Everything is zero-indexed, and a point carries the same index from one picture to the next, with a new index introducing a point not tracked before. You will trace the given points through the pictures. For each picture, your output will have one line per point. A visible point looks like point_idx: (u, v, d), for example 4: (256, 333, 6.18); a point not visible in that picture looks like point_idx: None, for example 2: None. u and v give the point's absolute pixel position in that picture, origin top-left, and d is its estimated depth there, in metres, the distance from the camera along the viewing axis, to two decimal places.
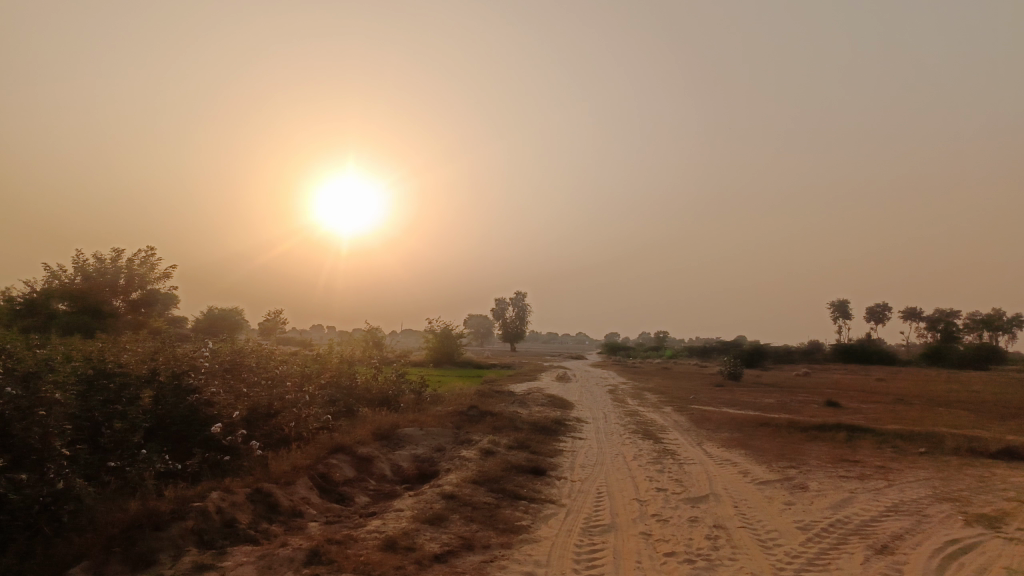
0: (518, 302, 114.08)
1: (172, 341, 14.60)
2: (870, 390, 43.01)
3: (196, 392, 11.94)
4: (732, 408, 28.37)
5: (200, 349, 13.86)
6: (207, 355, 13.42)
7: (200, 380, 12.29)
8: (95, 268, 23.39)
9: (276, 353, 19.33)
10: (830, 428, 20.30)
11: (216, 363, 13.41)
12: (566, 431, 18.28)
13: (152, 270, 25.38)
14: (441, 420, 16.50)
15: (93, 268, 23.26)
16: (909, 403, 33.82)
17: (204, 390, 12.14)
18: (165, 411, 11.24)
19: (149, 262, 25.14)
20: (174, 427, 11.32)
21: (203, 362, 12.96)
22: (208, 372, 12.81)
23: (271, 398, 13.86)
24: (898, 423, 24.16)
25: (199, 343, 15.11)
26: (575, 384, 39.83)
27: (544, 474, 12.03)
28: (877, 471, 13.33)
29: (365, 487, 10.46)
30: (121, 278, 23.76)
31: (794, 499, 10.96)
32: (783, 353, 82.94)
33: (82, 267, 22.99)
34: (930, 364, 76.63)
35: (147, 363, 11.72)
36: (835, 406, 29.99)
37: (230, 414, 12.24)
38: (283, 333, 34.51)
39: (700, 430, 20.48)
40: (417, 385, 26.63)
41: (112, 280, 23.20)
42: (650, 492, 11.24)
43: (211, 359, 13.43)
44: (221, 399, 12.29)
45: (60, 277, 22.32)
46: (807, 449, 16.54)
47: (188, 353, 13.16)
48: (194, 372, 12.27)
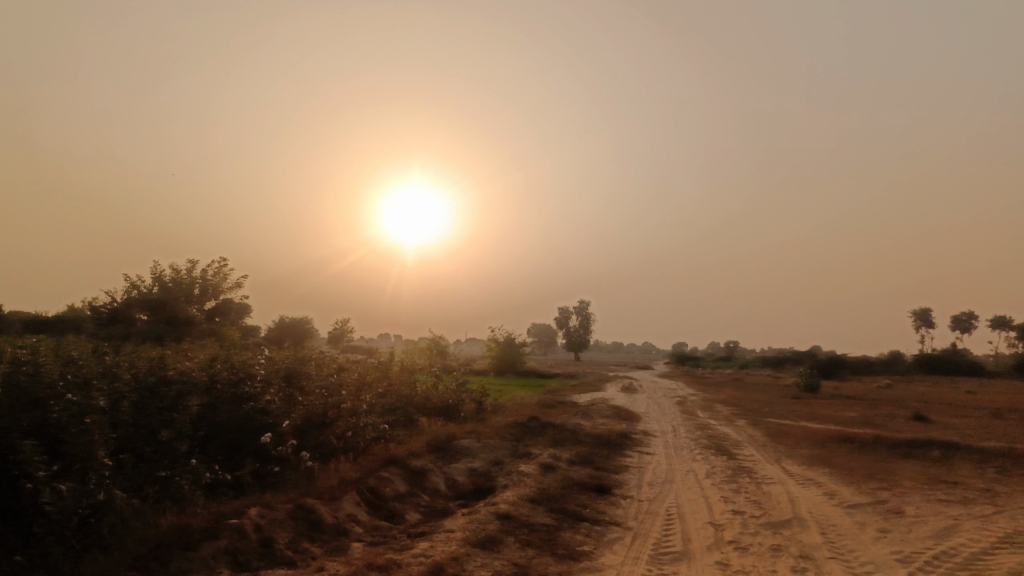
0: (582, 311, 112.84)
1: (232, 349, 14.40)
2: (958, 403, 40.29)
3: (252, 401, 11.62)
4: (809, 422, 26.82)
5: (258, 357, 13.60)
6: (264, 363, 13.13)
7: (257, 389, 12.01)
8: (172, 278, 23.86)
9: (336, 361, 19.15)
10: (920, 445, 18.73)
11: (272, 371, 13.11)
12: (632, 445, 17.37)
13: (224, 280, 25.75)
14: (500, 432, 15.85)
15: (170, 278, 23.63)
16: (1005, 418, 31.33)
17: (259, 399, 11.86)
18: (219, 420, 10.97)
19: (223, 272, 25.50)
20: (228, 436, 11.02)
21: (262, 369, 12.71)
22: (266, 380, 12.55)
23: (329, 406, 13.50)
24: (996, 440, 22.20)
25: (259, 350, 14.94)
26: (641, 396, 38.65)
27: (609, 492, 11.19)
28: (982, 495, 11.96)
29: (417, 503, 9.86)
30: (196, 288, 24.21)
31: (889, 526, 9.81)
32: (861, 363, 79.23)
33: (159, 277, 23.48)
34: (1023, 376, 71.83)
35: (205, 370, 11.50)
36: (923, 421, 27.94)
37: (285, 424, 11.90)
38: (349, 341, 34.71)
39: (776, 445, 19.23)
40: (480, 394, 26.10)
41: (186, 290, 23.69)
42: (725, 515, 10.29)
43: (268, 367, 13.17)
44: (277, 408, 11.96)
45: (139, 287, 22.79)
46: (897, 467, 15.16)
47: (246, 360, 12.90)
48: (251, 380, 11.97)
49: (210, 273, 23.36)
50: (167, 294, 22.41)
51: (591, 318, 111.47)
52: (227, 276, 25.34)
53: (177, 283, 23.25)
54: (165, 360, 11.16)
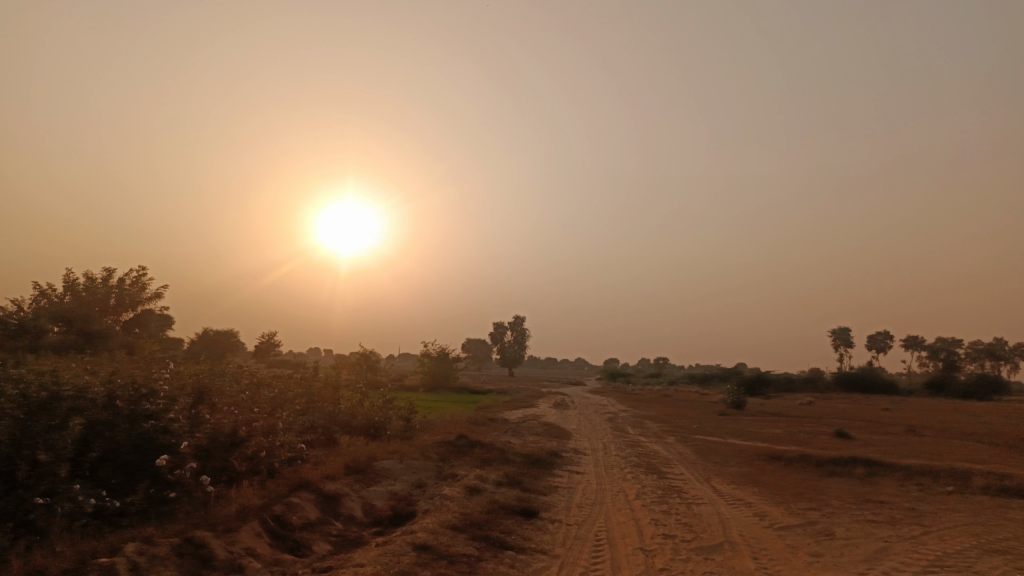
0: (516, 327, 112.68)
1: (136, 362, 13.25)
2: (877, 420, 41.54)
3: (151, 420, 10.59)
4: (737, 439, 26.98)
5: (163, 371, 12.52)
6: (169, 377, 12.08)
7: (161, 407, 10.96)
8: (85, 287, 22.33)
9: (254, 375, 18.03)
10: (845, 464, 18.88)
11: (178, 386, 12.08)
12: (563, 464, 16.88)
13: (142, 290, 24.26)
14: (424, 451, 15.12)
15: (84, 287, 22.10)
16: (921, 436, 32.34)
17: (161, 416, 10.85)
18: (112, 442, 9.89)
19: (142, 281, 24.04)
20: (124, 459, 9.94)
21: (167, 385, 11.65)
22: (171, 396, 11.50)
23: (242, 424, 12.53)
24: (914, 457, 22.69)
25: (165, 364, 13.81)
26: (572, 412, 38.38)
27: (536, 516, 10.62)
28: (909, 515, 11.92)
29: (328, 532, 9.06)
30: (112, 298, 22.76)
31: (821, 549, 9.55)
32: (785, 381, 81.45)
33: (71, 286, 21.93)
34: (933, 394, 75.18)
35: (103, 386, 10.45)
36: (845, 438, 28.51)
37: (188, 444, 10.91)
38: (274, 355, 33.29)
39: (706, 463, 19.08)
40: (408, 411, 25.26)
41: (101, 300, 22.20)
42: (656, 540, 9.86)
43: (173, 382, 12.12)
44: (182, 428, 10.94)
45: (49, 296, 21.20)
46: (824, 486, 15.11)
47: (148, 374, 11.84)
48: (151, 397, 10.94)
49: (127, 282, 21.94)
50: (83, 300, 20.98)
51: (525, 334, 111.40)
52: (147, 286, 23.92)
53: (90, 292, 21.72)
54: (54, 374, 10.03)
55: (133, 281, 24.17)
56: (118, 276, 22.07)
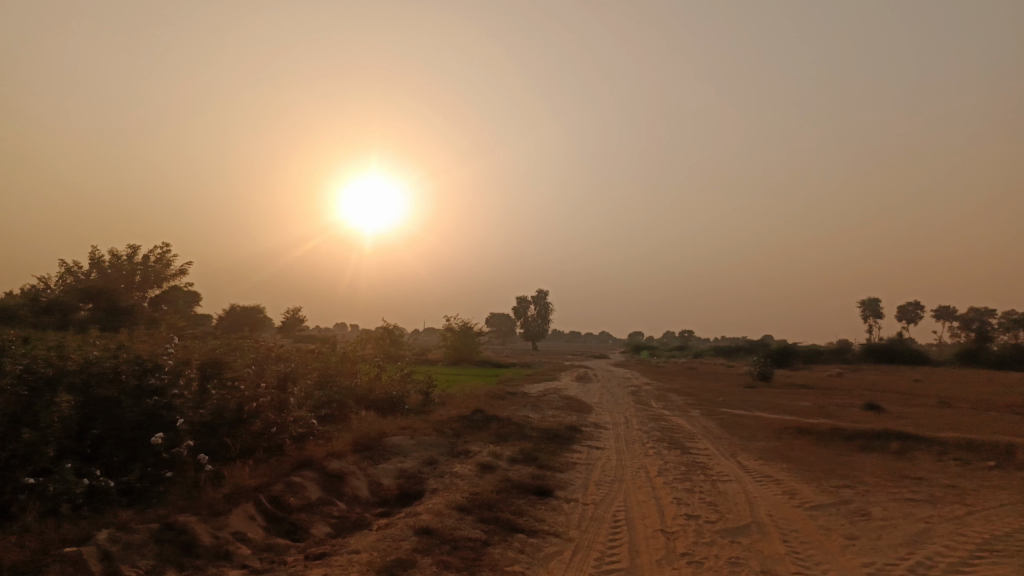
0: (540, 300, 112.14)
1: (145, 337, 12.87)
2: (908, 391, 40.47)
3: (156, 395, 10.18)
4: (764, 411, 26.25)
5: (170, 345, 12.13)
6: (176, 352, 11.67)
7: (165, 381, 10.53)
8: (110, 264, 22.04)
9: (271, 348, 17.67)
10: (877, 437, 18.10)
11: (186, 361, 11.67)
12: (582, 439, 16.33)
13: (167, 266, 23.93)
14: (438, 426, 14.62)
15: (109, 263, 21.84)
16: (955, 407, 31.31)
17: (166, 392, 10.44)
18: (110, 418, 9.47)
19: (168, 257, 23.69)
20: (124, 435, 9.52)
21: (172, 359, 11.22)
22: (176, 372, 11.08)
23: (251, 399, 12.10)
24: (950, 429, 21.78)
25: (174, 338, 13.43)
26: (595, 385, 37.87)
27: (551, 496, 10.05)
28: (950, 494, 11.15)
29: (328, 513, 8.56)
30: (137, 275, 22.44)
31: (857, 532, 8.85)
32: (813, 352, 80.16)
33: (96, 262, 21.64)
34: (965, 364, 73.53)
35: (108, 361, 10.05)
36: (876, 410, 27.59)
37: (193, 420, 10.48)
38: (299, 329, 33.08)
39: (732, 437, 18.43)
40: (427, 384, 24.87)
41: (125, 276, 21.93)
42: (679, 521, 9.24)
43: (180, 356, 11.72)
44: (186, 402, 10.51)
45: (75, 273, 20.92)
46: (857, 462, 14.37)
47: (154, 348, 11.43)
48: (156, 372, 10.52)
49: (151, 258, 21.71)
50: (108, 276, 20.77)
51: (549, 307, 110.87)
52: (171, 262, 23.67)
53: (116, 269, 21.51)
54: (58, 348, 9.64)
55: (158, 257, 23.93)
56: (142, 251, 21.72)
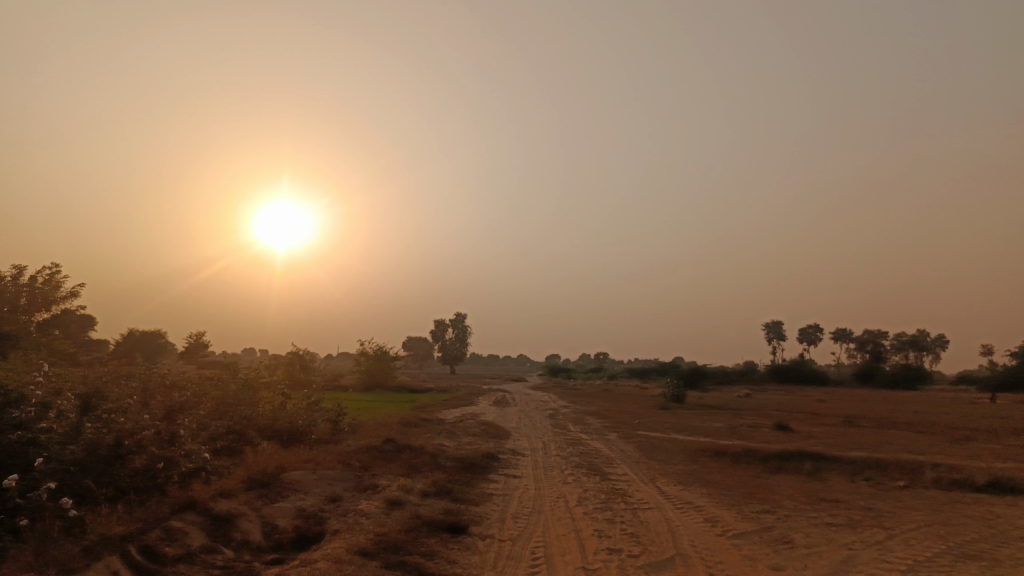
0: (457, 324, 111.13)
1: (12, 366, 11.51)
2: (812, 411, 41.88)
3: (16, 432, 8.94)
4: (680, 434, 26.33)
5: (39, 375, 10.84)
6: (45, 382, 10.41)
7: (30, 416, 9.30)
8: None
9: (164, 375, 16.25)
10: (791, 458, 18.24)
11: (58, 392, 10.41)
12: (499, 468, 15.66)
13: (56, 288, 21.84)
14: (343, 459, 13.64)
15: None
16: (857, 426, 32.47)
17: (30, 428, 9.21)
18: None
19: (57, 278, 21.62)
20: None
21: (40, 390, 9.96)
22: (44, 405, 9.85)
23: (134, 433, 10.87)
24: (856, 448, 22.31)
25: (47, 366, 12.06)
26: (512, 409, 37.31)
27: (465, 533, 9.32)
28: (867, 516, 11.08)
29: (210, 563, 7.55)
30: (23, 297, 20.33)
31: (783, 561, 8.54)
32: (722, 374, 82.43)
33: None
34: (862, 383, 77.22)
35: None
36: (785, 430, 28.15)
37: (61, 459, 9.26)
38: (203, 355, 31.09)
39: (650, 462, 18.19)
40: (337, 412, 23.66)
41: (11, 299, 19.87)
42: (600, 556, 8.69)
43: (50, 386, 10.45)
44: (53, 439, 9.29)
45: None
46: (774, 485, 14.29)
47: (19, 378, 10.15)
48: (18, 406, 9.29)
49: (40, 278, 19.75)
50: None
51: (466, 331, 110.01)
52: (61, 282, 21.82)
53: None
54: None
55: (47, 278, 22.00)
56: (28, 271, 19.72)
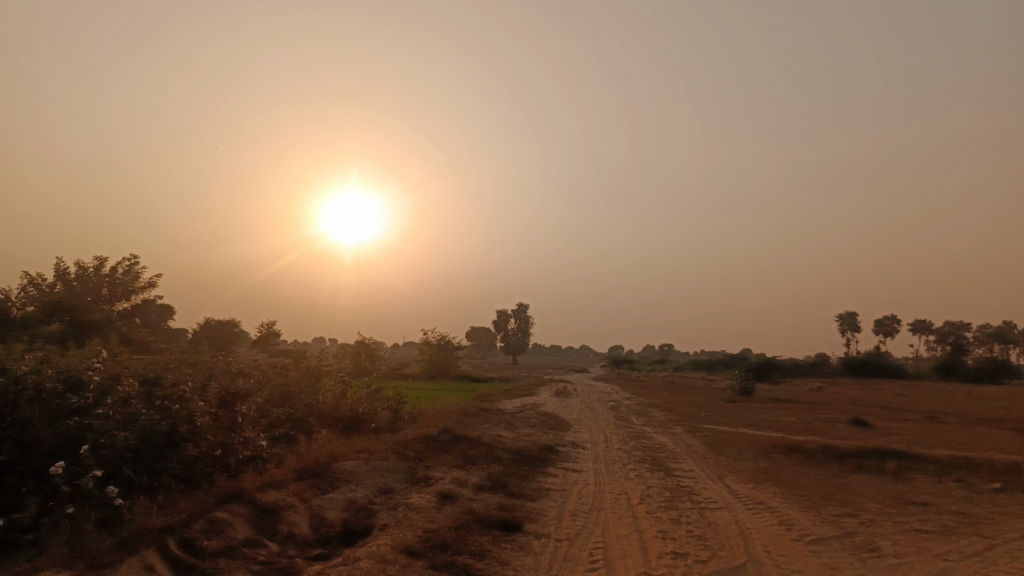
0: (520, 314, 110.86)
1: (76, 350, 11.62)
2: (891, 406, 39.77)
3: (73, 418, 8.90)
4: (748, 428, 25.24)
5: (102, 359, 10.88)
6: (105, 367, 10.42)
7: (89, 402, 9.28)
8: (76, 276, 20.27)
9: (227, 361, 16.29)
10: (870, 456, 17.09)
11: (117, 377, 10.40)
12: (558, 461, 15.10)
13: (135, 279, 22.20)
14: (398, 448, 13.36)
15: (75, 275, 20.13)
16: (940, 422, 30.59)
17: (87, 413, 9.16)
18: (16, 444, 8.23)
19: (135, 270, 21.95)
20: (29, 462, 8.24)
21: (100, 375, 9.96)
22: (104, 390, 9.86)
23: (190, 419, 10.80)
24: (942, 447, 20.82)
25: (110, 351, 12.14)
26: (574, 400, 36.66)
27: (519, 531, 8.81)
28: (963, 523, 10.05)
29: (252, 558, 7.25)
30: (104, 288, 20.70)
31: (869, 572, 7.70)
32: (792, 366, 79.71)
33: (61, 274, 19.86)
34: (943, 377, 73.38)
35: (19, 378, 8.82)
36: (862, 426, 26.67)
37: (118, 442, 9.18)
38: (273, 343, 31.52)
39: (718, 457, 17.34)
40: (397, 401, 23.54)
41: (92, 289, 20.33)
42: (663, 561, 8.04)
43: (110, 370, 10.46)
44: (109, 426, 9.25)
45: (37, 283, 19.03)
46: (853, 486, 13.28)
47: (80, 362, 10.17)
48: (76, 392, 9.27)
49: (120, 269, 20.08)
50: (70, 288, 19.31)
51: (529, 320, 109.63)
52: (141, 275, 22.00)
53: (81, 281, 19.90)
54: None
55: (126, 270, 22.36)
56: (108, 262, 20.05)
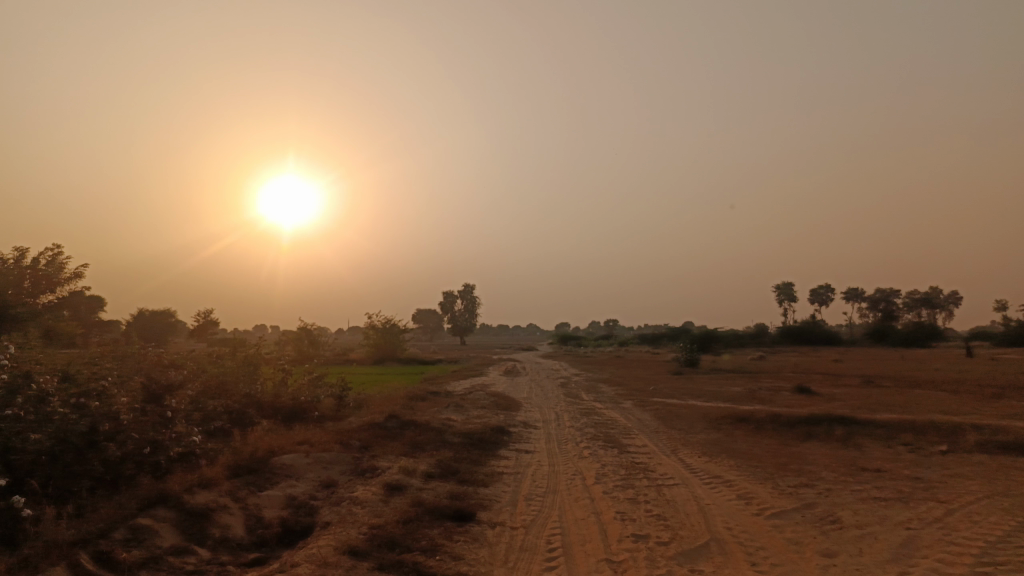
0: (466, 295, 110.10)
1: None
2: (830, 372, 40.77)
3: None
4: (697, 400, 25.36)
5: (9, 355, 9.91)
6: (11, 362, 9.48)
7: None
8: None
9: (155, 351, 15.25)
10: (818, 423, 17.20)
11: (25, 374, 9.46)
12: (509, 442, 14.67)
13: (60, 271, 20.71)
14: (342, 438, 12.70)
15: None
16: (879, 386, 31.41)
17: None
18: None
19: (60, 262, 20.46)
20: None
21: (8, 373, 9.11)
22: (11, 389, 8.97)
23: (113, 417, 9.96)
24: (884, 411, 21.23)
25: (19, 347, 11.10)
26: (523, 379, 36.33)
27: (472, 521, 8.32)
28: (918, 488, 10.00)
29: (178, 567, 6.57)
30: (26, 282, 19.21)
31: (834, 546, 7.47)
32: (734, 337, 81.32)
33: None
34: (876, 343, 75.98)
35: None
36: (806, 393, 27.09)
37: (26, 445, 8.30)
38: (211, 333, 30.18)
39: (670, 431, 17.20)
40: (341, 387, 22.76)
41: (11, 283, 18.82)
42: (624, 545, 7.66)
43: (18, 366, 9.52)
44: (18, 428, 8.44)
45: None
46: (806, 454, 13.23)
47: None
48: None
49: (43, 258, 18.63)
50: None
51: (476, 301, 108.95)
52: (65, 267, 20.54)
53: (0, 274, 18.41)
54: None
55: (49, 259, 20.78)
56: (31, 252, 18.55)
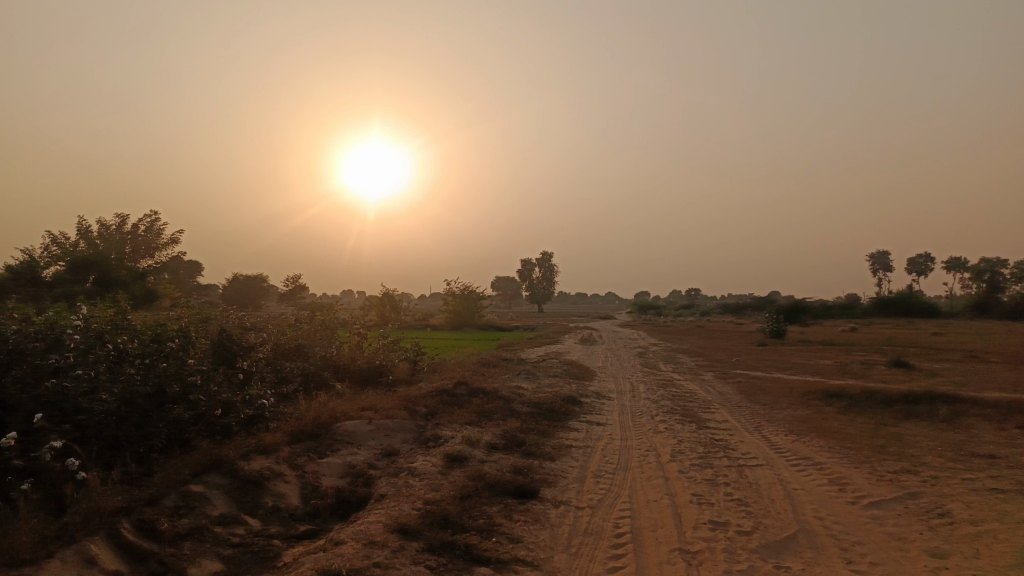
0: (545, 263, 109.55)
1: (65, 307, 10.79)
2: (929, 346, 38.18)
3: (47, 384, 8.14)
4: (783, 372, 24.05)
5: (87, 316, 10.02)
6: (86, 323, 9.56)
7: (68, 361, 8.62)
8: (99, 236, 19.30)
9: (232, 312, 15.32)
10: (919, 401, 15.83)
11: (98, 335, 9.51)
12: (581, 414, 14.05)
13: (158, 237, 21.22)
14: (408, 405, 12.39)
15: (97, 234, 19.19)
16: (985, 362, 29.09)
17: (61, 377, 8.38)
18: None
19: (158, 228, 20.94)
20: None
21: (81, 335, 9.18)
22: (84, 349, 9.06)
23: (182, 380, 9.92)
24: (994, 389, 19.45)
25: (101, 306, 11.26)
26: (600, 348, 35.59)
27: (534, 499, 7.79)
28: None
29: (226, 538, 6.30)
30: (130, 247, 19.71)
31: (945, 545, 6.54)
32: (823, 308, 77.71)
33: (84, 233, 18.91)
34: (980, 315, 71.07)
35: None
36: (903, 368, 25.29)
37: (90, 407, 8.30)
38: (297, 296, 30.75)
39: (754, 405, 16.19)
40: (415, 352, 22.66)
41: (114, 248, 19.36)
42: (699, 533, 6.95)
43: (93, 329, 9.58)
44: (86, 388, 8.48)
45: (62, 243, 18.10)
46: (908, 436, 12.05)
47: (59, 321, 9.33)
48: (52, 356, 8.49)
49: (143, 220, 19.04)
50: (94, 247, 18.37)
51: (555, 269, 108.17)
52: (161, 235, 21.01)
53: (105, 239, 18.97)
54: None
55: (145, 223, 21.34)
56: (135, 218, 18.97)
